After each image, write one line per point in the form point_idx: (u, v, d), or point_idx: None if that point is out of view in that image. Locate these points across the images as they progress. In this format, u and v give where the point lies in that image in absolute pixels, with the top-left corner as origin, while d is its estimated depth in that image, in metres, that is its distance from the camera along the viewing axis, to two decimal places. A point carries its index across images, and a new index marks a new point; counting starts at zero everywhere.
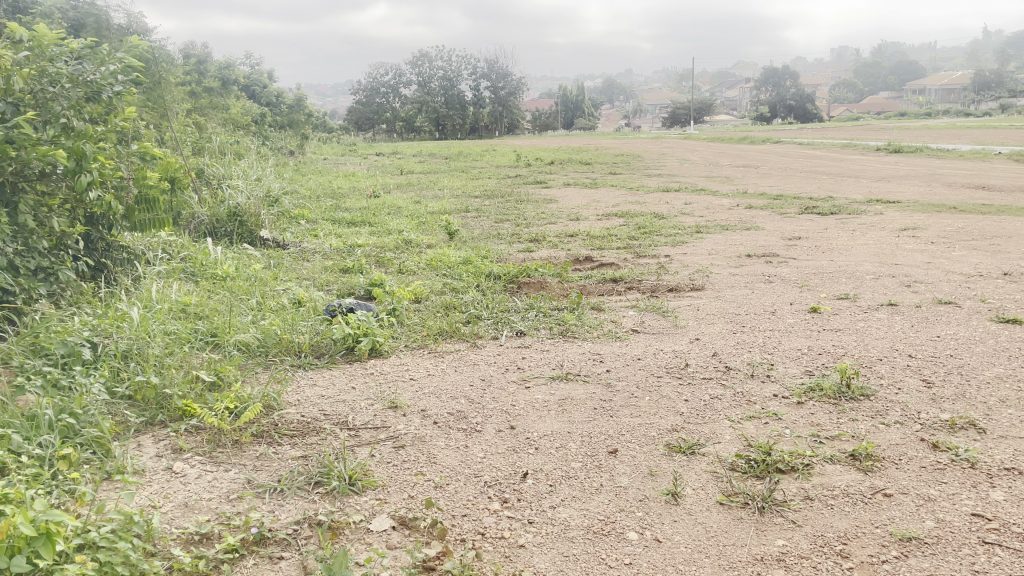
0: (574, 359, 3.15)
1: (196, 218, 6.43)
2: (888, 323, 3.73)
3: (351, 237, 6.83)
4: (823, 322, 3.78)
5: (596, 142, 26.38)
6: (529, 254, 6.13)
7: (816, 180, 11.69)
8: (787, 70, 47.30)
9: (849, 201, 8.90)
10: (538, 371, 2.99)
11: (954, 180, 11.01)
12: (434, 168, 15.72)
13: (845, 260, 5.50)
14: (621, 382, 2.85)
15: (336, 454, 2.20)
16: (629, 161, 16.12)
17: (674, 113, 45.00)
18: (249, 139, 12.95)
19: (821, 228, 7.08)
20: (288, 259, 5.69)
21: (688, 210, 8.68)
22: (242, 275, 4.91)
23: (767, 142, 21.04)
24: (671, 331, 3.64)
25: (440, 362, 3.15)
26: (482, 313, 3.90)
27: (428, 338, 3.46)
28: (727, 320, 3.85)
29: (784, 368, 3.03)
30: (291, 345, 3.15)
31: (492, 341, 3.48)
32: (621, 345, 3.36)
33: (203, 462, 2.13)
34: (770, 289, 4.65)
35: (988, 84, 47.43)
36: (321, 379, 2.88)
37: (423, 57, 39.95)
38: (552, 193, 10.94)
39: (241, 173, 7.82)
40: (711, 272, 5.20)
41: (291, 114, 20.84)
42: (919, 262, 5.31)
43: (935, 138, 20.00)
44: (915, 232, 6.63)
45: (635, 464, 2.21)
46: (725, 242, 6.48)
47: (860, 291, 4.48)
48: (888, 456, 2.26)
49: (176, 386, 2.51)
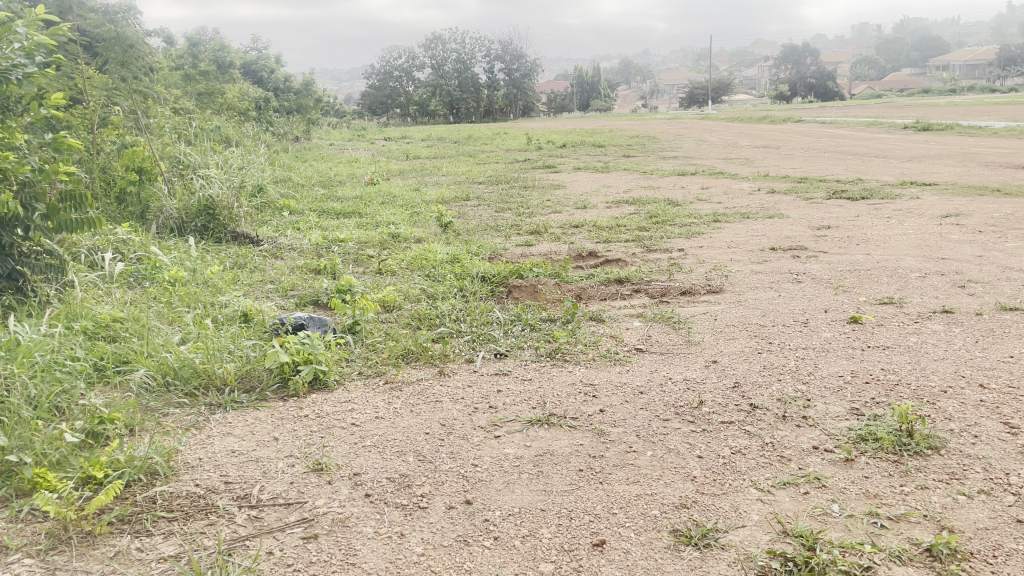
0: (559, 394, 2.54)
1: (164, 212, 5.94)
2: (946, 338, 3.08)
3: (335, 231, 6.27)
4: (867, 335, 3.15)
5: (611, 123, 25.60)
6: (528, 249, 5.52)
7: (842, 161, 10.96)
8: (808, 47, 46.16)
9: (881, 184, 8.20)
10: (513, 412, 2.38)
11: (992, 158, 10.27)
12: (440, 151, 15.17)
13: (884, 254, 4.85)
14: (616, 430, 2.24)
15: (216, 558, 1.61)
16: (644, 143, 15.42)
17: (692, 92, 43.99)
18: (246, 126, 12.46)
19: (852, 215, 6.42)
20: (257, 259, 5.14)
21: (705, 196, 8.03)
22: (198, 277, 4.37)
23: (787, 122, 20.19)
24: (682, 351, 3.02)
25: (395, 398, 2.55)
26: (460, 326, 3.31)
27: (388, 364, 2.88)
28: (749, 333, 3.23)
29: (824, 405, 2.41)
30: (212, 378, 2.59)
31: (465, 366, 2.89)
32: (621, 371, 2.76)
33: (32, 568, 1.56)
34: (800, 291, 4.01)
35: (1014, 59, 46.00)
36: (240, 427, 2.31)
37: (436, 40, 39.32)
38: (561, 178, 10.32)
39: (222, 162, 7.28)
40: (731, 270, 4.57)
41: (297, 99, 20.31)
42: (970, 255, 4.64)
43: (965, 114, 19.14)
44: (959, 219, 5.94)
45: (628, 565, 1.61)
46: (746, 233, 5.83)
47: (906, 294, 3.83)
48: (977, 551, 1.64)
49: (32, 447, 1.93)
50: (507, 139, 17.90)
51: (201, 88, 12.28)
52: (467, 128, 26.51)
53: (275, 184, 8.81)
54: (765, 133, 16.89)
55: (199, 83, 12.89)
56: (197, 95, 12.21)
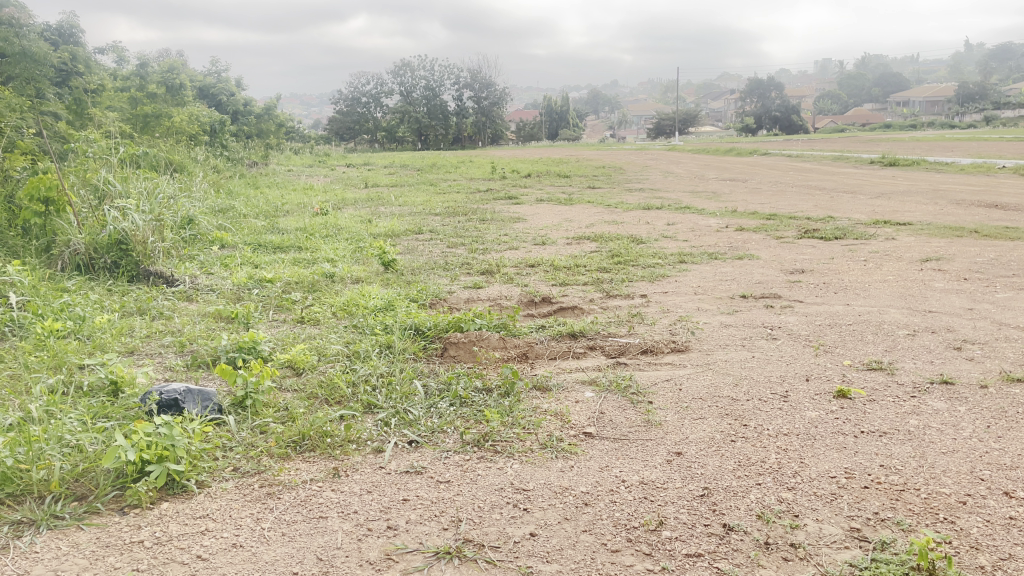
0: (480, 505, 1.99)
1: (70, 247, 5.32)
2: (953, 420, 2.59)
3: (265, 269, 5.67)
4: (860, 416, 2.65)
5: (579, 153, 25.40)
6: (475, 293, 4.98)
7: (810, 197, 10.66)
8: (773, 82, 46.69)
9: (854, 223, 7.83)
10: (416, 538, 1.83)
11: (962, 196, 10.03)
12: (401, 180, 14.60)
13: (864, 305, 4.41)
14: (549, 569, 1.70)
15: None
16: (610, 175, 15.00)
17: (660, 123, 44.16)
18: (192, 151, 11.78)
19: (826, 258, 5.99)
20: (164, 303, 4.53)
21: (671, 232, 7.57)
22: (84, 330, 3.75)
23: (755, 155, 20.04)
24: (639, 436, 2.49)
25: (267, 512, 1.99)
26: (373, 401, 2.74)
27: (272, 458, 2.31)
28: (719, 412, 2.70)
29: (816, 525, 1.89)
30: (31, 483, 2.02)
31: (370, 459, 2.32)
32: (564, 468, 2.21)
33: None
34: (776, 351, 3.52)
35: (971, 96, 46.98)
36: (44, 564, 1.75)
37: (406, 66, 38.93)
38: (521, 210, 9.81)
39: (147, 188, 6.52)
40: (698, 322, 4.08)
41: (258, 124, 19.62)
42: (958, 309, 4.22)
43: (928, 150, 19.17)
44: (940, 264, 5.55)
45: None
46: (714, 276, 5.37)
47: (895, 358, 3.36)
48: None
49: None
50: (473, 168, 17.43)
51: (147, 110, 11.60)
52: (435, 156, 26.03)
53: (212, 215, 8.18)
54: (732, 166, 16.68)
55: (145, 104, 12.19)
56: (143, 118, 11.56)
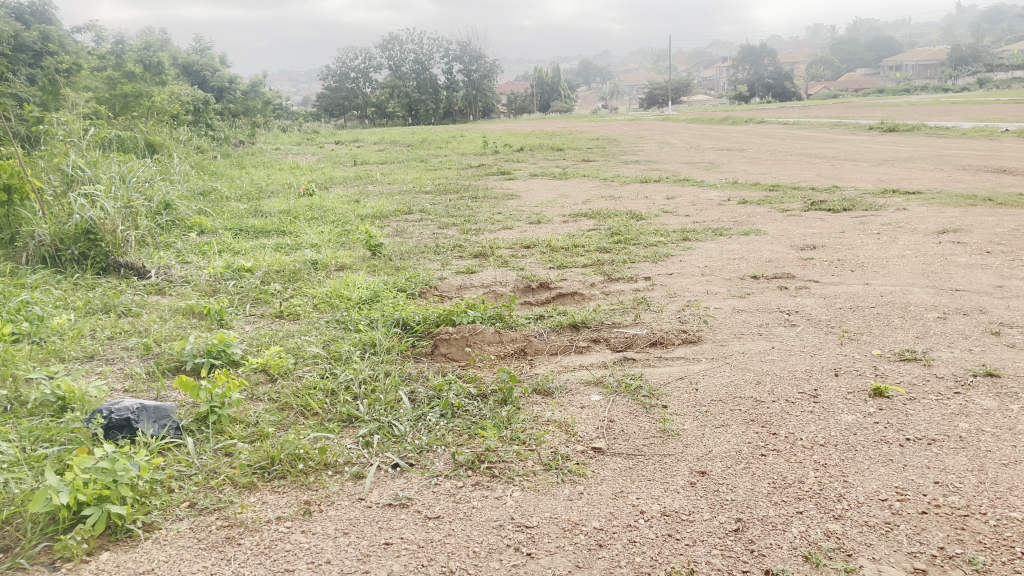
0: (475, 551, 1.69)
1: (34, 237, 4.95)
2: (1007, 423, 2.29)
3: (245, 256, 5.34)
4: (902, 419, 2.35)
5: (572, 125, 24.99)
6: (468, 278, 4.66)
7: (812, 166, 10.32)
8: (765, 49, 46.09)
9: (861, 193, 7.51)
10: None
11: (968, 161, 9.71)
12: (391, 157, 14.20)
13: (886, 283, 4.11)
14: None
15: None
16: (605, 147, 14.60)
17: (653, 92, 43.61)
18: (173, 130, 11.34)
19: (838, 231, 5.68)
20: (133, 298, 4.20)
21: (672, 207, 7.24)
22: (39, 333, 3.41)
23: (750, 123, 19.67)
24: (655, 450, 2.19)
25: (226, 564, 1.69)
26: (354, 413, 2.43)
27: (233, 489, 2.00)
28: (744, 418, 2.39)
29: (874, 567, 1.60)
30: None
31: (349, 488, 2.01)
32: (571, 497, 1.91)
33: None
34: (798, 340, 3.22)
35: (965, 58, 46.53)
36: None
37: (394, 40, 38.19)
38: (515, 186, 9.45)
39: (120, 172, 6.14)
40: (708, 308, 3.77)
41: (244, 102, 19.12)
42: (987, 286, 3.93)
43: (927, 114, 18.83)
44: (958, 236, 5.25)
45: None
46: (721, 255, 5.05)
47: (930, 346, 3.05)
48: None
49: None
50: (464, 143, 17.01)
51: (126, 89, 11.14)
52: (426, 130, 25.54)
53: (193, 199, 7.81)
54: (729, 134, 16.31)
55: (123, 82, 11.73)
56: (122, 98, 11.12)
